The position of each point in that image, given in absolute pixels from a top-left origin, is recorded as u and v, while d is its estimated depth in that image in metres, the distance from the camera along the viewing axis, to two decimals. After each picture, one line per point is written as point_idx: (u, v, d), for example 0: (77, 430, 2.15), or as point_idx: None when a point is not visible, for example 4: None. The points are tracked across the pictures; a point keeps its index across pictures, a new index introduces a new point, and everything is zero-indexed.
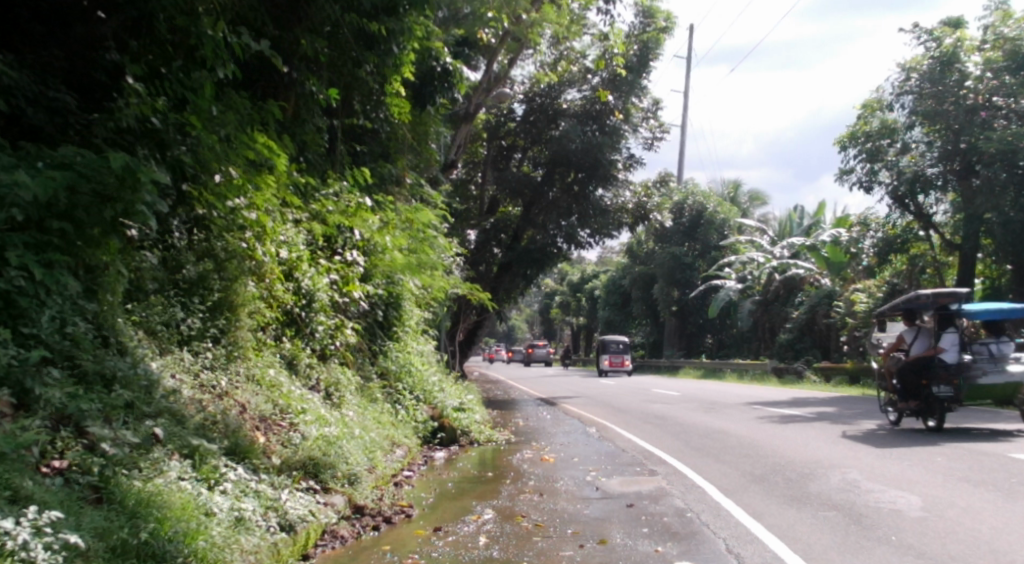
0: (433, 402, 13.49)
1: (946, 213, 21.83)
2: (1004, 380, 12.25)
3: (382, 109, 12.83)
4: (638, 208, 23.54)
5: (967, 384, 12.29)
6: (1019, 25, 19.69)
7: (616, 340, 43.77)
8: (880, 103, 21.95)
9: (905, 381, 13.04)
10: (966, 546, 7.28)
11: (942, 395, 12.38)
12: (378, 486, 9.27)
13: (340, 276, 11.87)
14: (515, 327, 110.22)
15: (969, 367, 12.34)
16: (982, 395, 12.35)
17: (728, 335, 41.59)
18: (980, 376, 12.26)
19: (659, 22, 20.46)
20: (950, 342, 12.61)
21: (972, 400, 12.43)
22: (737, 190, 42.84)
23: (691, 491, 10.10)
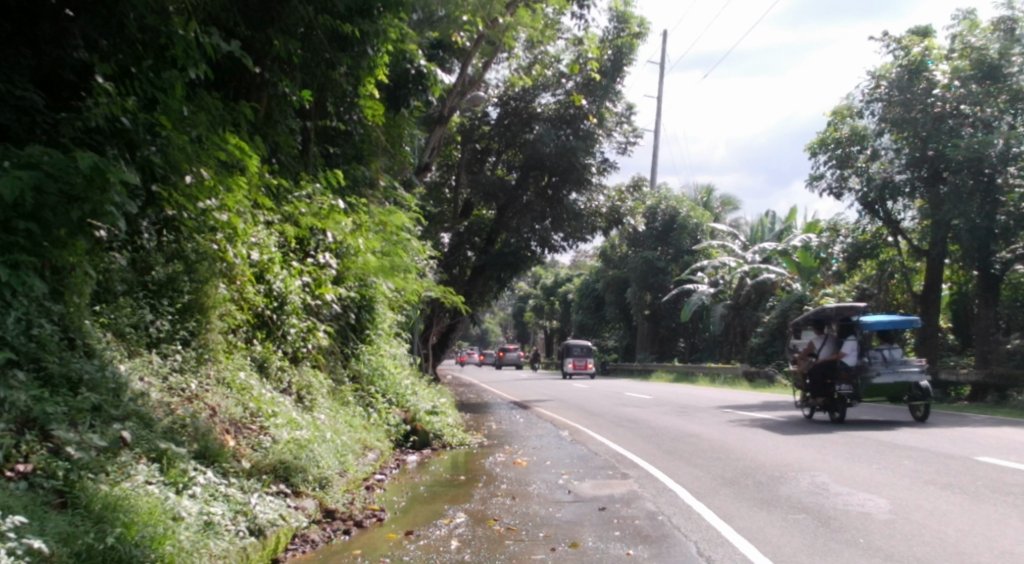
0: (406, 405, 13.43)
1: (914, 219, 22.12)
2: (897, 380, 13.90)
3: (356, 110, 12.84)
4: (612, 212, 23.29)
5: (865, 384, 13.98)
6: (985, 35, 20.04)
7: (580, 343, 44.58)
8: (850, 110, 22.25)
9: (814, 380, 14.67)
10: (932, 548, 7.38)
11: (844, 392, 14.12)
12: (349, 490, 9.23)
13: (312, 279, 11.79)
14: (489, 331, 110.09)
15: (867, 369, 14.02)
16: (879, 393, 14.01)
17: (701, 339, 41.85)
18: (875, 375, 13.92)
19: (633, 27, 20.31)
20: (851, 347, 14.30)
21: (870, 397, 14.12)
22: (709, 195, 43.14)
23: (663, 494, 10.16)
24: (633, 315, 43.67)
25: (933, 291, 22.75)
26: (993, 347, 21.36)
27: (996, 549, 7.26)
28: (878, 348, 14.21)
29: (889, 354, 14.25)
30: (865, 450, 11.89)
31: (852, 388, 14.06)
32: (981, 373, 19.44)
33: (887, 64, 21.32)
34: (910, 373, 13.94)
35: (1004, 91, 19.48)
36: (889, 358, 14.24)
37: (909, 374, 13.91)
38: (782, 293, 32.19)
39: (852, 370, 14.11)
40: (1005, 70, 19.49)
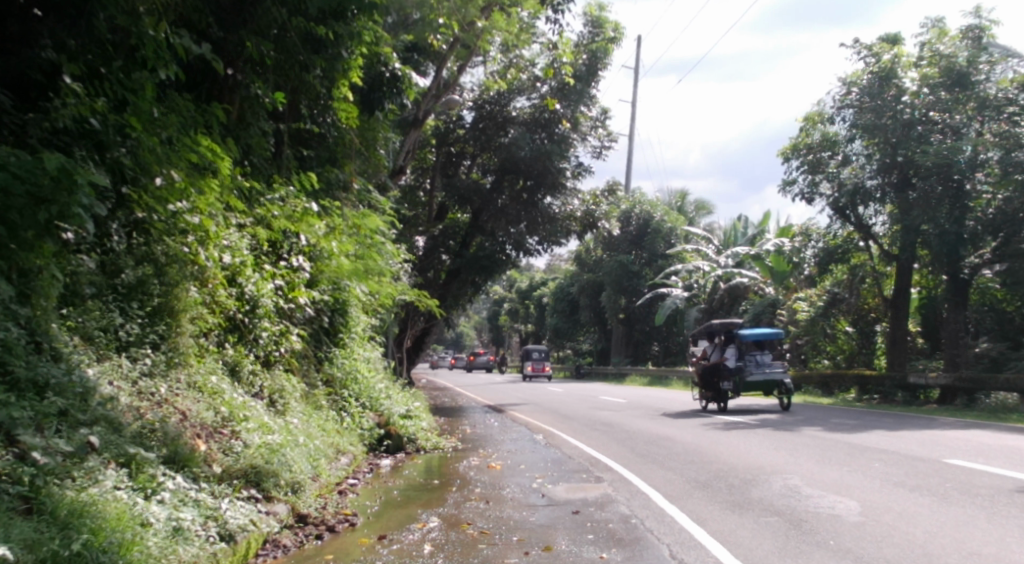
0: (379, 409, 13.38)
1: (885, 224, 22.29)
2: (765, 379, 17.94)
3: (329, 113, 12.75)
4: (587, 216, 23.38)
5: (742, 381, 17.96)
6: (953, 43, 20.36)
7: (540, 348, 46.11)
8: (822, 116, 22.47)
9: (705, 378, 18.53)
10: (901, 550, 7.45)
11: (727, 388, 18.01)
12: (321, 495, 9.19)
13: (285, 282, 11.71)
14: (463, 335, 110.02)
15: (743, 369, 18.00)
16: (752, 389, 18.01)
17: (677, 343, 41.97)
18: (749, 374, 17.92)
19: (607, 32, 20.50)
20: (732, 353, 18.23)
21: (746, 392, 18.11)
22: (683, 199, 43.45)
23: (636, 497, 10.20)
24: (608, 318, 43.73)
25: (902, 295, 23.04)
26: (962, 350, 21.61)
27: (964, 550, 7.35)
28: (752, 354, 18.23)
29: (760, 359, 18.29)
30: (836, 453, 12.00)
31: (733, 384, 18.01)
32: (950, 376, 19.66)
33: (858, 71, 21.52)
34: (776, 373, 18.00)
35: (972, 98, 19.87)
36: (761, 361, 18.27)
37: (775, 374, 17.87)
38: (755, 297, 32.46)
39: (733, 370, 18.09)
40: (973, 77, 19.97)
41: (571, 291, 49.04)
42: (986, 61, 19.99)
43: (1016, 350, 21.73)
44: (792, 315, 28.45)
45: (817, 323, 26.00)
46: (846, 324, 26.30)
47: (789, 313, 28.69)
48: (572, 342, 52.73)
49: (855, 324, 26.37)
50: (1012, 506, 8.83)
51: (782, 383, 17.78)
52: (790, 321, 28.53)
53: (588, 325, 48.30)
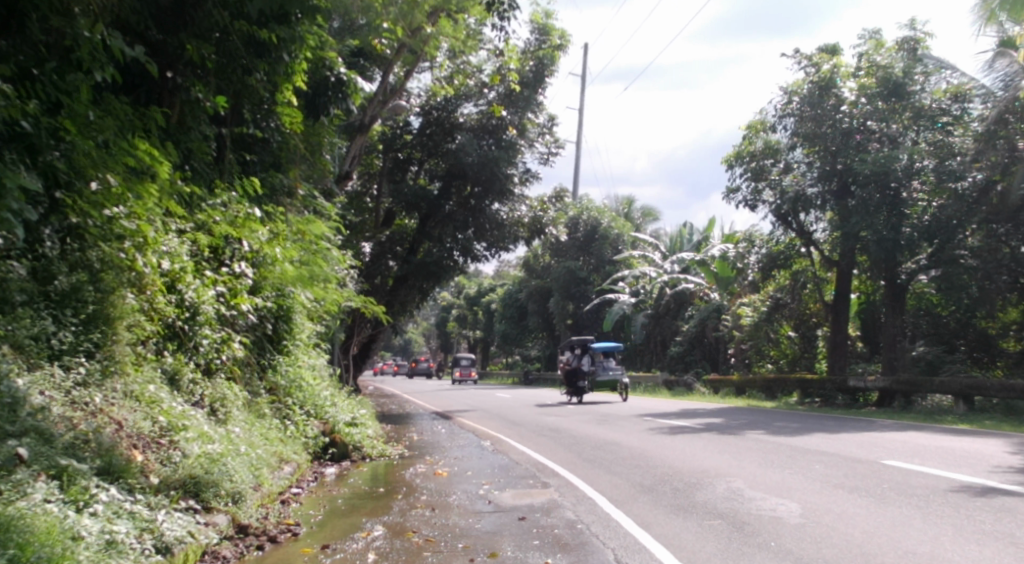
0: (324, 417, 13.25)
1: (825, 231, 22.82)
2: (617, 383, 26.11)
3: (273, 118, 12.61)
4: (535, 223, 23.50)
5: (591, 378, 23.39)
6: (890, 54, 20.98)
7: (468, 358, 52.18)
8: (764, 124, 22.90)
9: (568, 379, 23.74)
10: (839, 550, 7.58)
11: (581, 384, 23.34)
12: (263, 505, 9.05)
13: (227, 288, 11.46)
14: (412, 340, 109.86)
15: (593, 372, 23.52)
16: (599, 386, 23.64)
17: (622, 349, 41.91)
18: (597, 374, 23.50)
19: (554, 40, 20.84)
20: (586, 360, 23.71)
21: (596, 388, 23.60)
22: (630, 206, 43.89)
23: (582, 502, 10.23)
24: (556, 324, 43.93)
25: (842, 299, 23.44)
26: (899, 354, 22.18)
27: (900, 549, 7.51)
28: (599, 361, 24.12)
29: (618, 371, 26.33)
30: (778, 456, 12.18)
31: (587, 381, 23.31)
32: (888, 379, 20.04)
33: (799, 81, 22.02)
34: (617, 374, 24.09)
35: (907, 108, 20.43)
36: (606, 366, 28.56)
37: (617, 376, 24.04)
38: (702, 304, 33.01)
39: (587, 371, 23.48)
40: (909, 88, 20.46)
41: (519, 297, 49.13)
42: (920, 72, 20.54)
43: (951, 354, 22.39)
44: (736, 320, 28.91)
45: (761, 329, 26.13)
46: (788, 329, 26.74)
47: (733, 318, 29.15)
48: (521, 347, 52.81)
49: (797, 329, 26.95)
50: (947, 506, 9.04)
51: (621, 380, 23.75)
52: (734, 327, 28.99)
53: (536, 331, 48.41)
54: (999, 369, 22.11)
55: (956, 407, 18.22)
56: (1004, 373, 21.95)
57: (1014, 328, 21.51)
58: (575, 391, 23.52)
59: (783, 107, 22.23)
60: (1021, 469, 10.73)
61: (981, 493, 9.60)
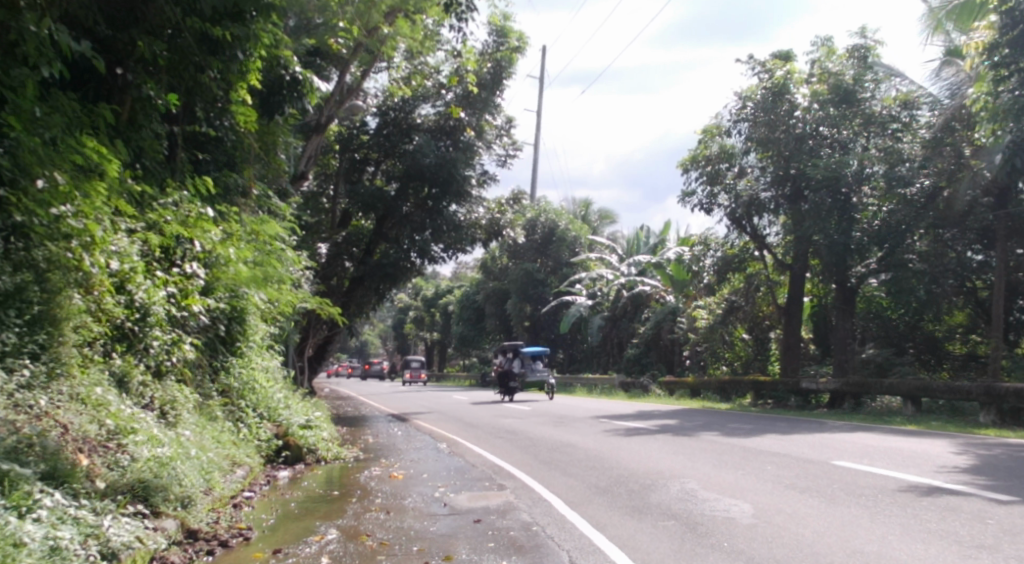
0: (277, 419, 13.12)
1: (779, 235, 23.10)
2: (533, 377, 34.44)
3: (227, 117, 12.39)
4: (492, 224, 23.61)
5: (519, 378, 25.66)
6: (841, 62, 21.31)
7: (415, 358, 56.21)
8: (719, 128, 23.09)
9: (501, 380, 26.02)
10: (789, 550, 7.67)
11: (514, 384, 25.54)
12: (214, 509, 8.91)
13: (178, 289, 11.26)
14: (368, 342, 109.22)
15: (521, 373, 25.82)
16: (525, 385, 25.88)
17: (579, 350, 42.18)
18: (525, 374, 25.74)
19: (512, 41, 20.63)
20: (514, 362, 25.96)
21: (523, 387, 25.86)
22: (587, 208, 44.15)
23: (538, 504, 10.24)
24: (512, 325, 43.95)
25: (795, 302, 23.82)
26: (849, 356, 22.58)
27: (849, 548, 7.62)
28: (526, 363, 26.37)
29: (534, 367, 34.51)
30: (731, 457, 12.33)
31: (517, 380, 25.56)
32: (839, 381, 20.36)
33: (753, 86, 22.22)
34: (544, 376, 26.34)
35: (858, 114, 20.83)
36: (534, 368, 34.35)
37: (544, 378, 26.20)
38: (657, 305, 33.20)
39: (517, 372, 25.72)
40: (859, 95, 20.89)
41: (477, 299, 49.05)
42: (871, 79, 20.96)
43: (900, 356, 22.85)
44: (692, 323, 29.21)
45: (716, 331, 26.31)
46: (743, 331, 27.10)
47: (688, 320, 29.45)
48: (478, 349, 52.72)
49: (751, 331, 27.31)
50: (894, 505, 9.21)
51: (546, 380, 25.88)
52: (689, 329, 29.29)
53: (494, 334, 48.39)
54: (945, 371, 22.63)
55: (904, 409, 18.52)
56: (950, 374, 22.46)
57: (960, 330, 22.12)
58: (508, 390, 25.71)
59: (739, 112, 22.43)
60: (965, 469, 11.00)
61: (927, 492, 9.81)
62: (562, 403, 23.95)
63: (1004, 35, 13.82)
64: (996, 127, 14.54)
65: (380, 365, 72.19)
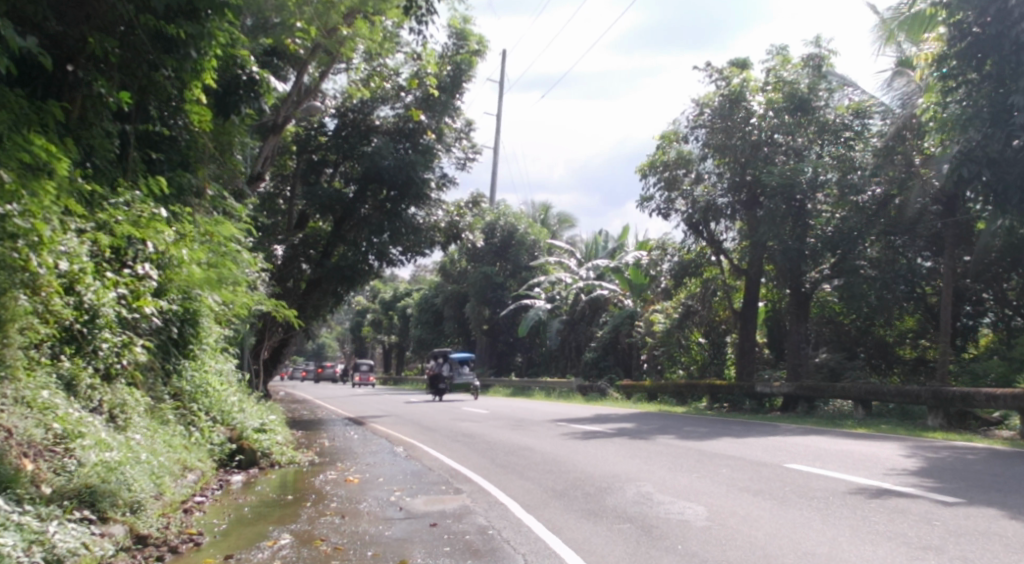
0: (231, 423, 12.94)
1: (734, 240, 23.59)
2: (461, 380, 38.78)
3: (180, 116, 12.29)
4: (451, 227, 23.56)
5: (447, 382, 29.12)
6: (795, 70, 21.61)
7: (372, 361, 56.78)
8: (677, 134, 23.26)
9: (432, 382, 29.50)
10: (742, 552, 7.74)
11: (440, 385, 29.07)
12: (164, 514, 8.77)
13: (129, 290, 11.06)
14: (325, 345, 108.57)
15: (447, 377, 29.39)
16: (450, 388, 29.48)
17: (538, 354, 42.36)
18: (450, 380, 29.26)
19: (472, 45, 20.83)
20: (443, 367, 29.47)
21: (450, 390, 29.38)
22: (547, 212, 44.39)
23: (494, 508, 10.24)
24: (471, 329, 43.95)
25: (750, 307, 24.12)
26: (802, 361, 22.98)
27: (799, 550, 7.72)
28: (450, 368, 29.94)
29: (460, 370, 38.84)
30: (686, 460, 12.43)
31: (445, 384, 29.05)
32: (792, 385, 20.65)
33: (710, 94, 22.51)
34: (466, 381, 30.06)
35: (813, 122, 21.18)
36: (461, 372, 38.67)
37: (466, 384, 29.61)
38: (615, 309, 33.52)
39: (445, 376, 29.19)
40: (814, 103, 21.21)
41: (435, 302, 48.91)
42: (824, 89, 21.36)
43: (852, 360, 23.23)
44: (649, 327, 29.39)
45: (672, 335, 26.64)
46: (699, 335, 27.36)
47: (646, 325, 29.67)
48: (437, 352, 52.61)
49: (707, 335, 27.42)
50: (845, 507, 9.35)
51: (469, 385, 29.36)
52: (647, 333, 29.65)
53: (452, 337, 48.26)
54: (895, 376, 23.14)
55: (856, 412, 18.82)
56: (900, 380, 22.96)
57: (909, 336, 22.59)
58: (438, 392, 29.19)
59: (696, 118, 22.67)
60: (913, 472, 11.21)
61: (876, 495, 9.98)
62: (520, 406, 24.04)
63: (951, 47, 14.08)
64: (944, 137, 14.90)
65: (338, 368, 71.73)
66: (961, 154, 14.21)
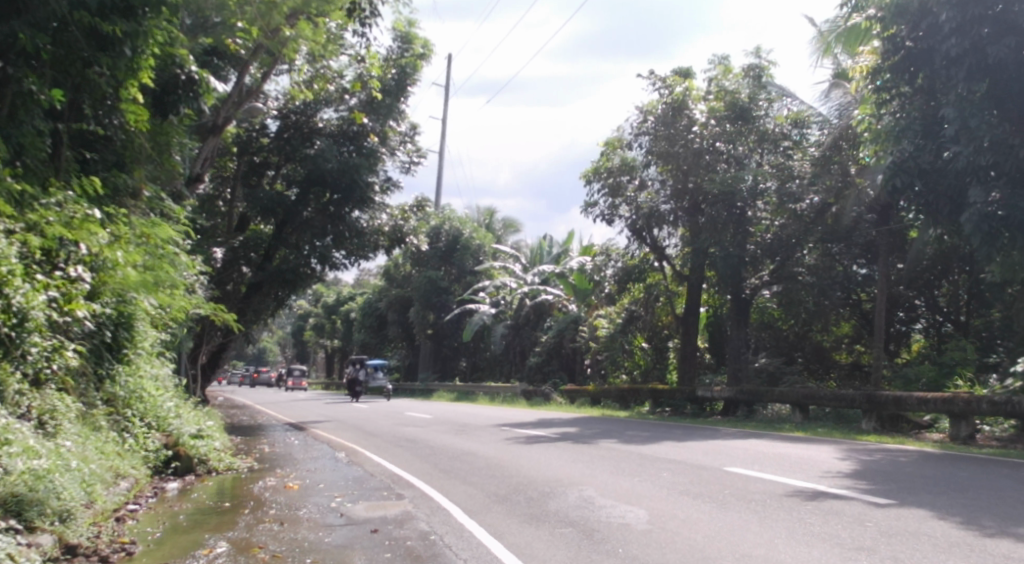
0: (167, 429, 12.66)
1: (676, 247, 23.83)
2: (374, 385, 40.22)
3: (116, 115, 12.01)
4: (395, 231, 23.37)
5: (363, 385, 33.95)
6: (737, 80, 22.06)
7: None
8: (621, 141, 23.42)
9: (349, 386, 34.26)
10: (682, 555, 7.83)
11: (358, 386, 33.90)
12: (95, 523, 8.51)
13: (61, 293, 10.69)
14: (267, 349, 107.06)
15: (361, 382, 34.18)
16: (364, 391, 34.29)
17: (481, 358, 42.32)
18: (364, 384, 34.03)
19: (416, 48, 20.85)
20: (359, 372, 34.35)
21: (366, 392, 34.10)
22: (491, 216, 44.47)
23: (436, 513, 10.19)
24: (415, 333, 43.73)
25: (692, 313, 24.45)
26: (743, 365, 22.97)
27: (737, 552, 7.83)
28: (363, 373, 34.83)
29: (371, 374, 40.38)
30: (629, 464, 12.54)
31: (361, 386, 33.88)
32: (732, 390, 20.79)
33: (653, 101, 22.60)
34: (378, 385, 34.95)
35: (753, 131, 21.64)
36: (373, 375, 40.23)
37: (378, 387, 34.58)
38: (560, 313, 33.52)
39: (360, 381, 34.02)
40: (754, 112, 21.61)
41: (379, 306, 48.58)
42: (765, 98, 21.83)
43: (789, 365, 23.81)
44: (593, 332, 29.91)
45: (615, 340, 27.14)
46: (642, 340, 27.60)
47: (591, 330, 30.25)
48: (380, 357, 52.17)
49: (650, 340, 27.79)
50: (781, 509, 9.53)
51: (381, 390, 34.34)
52: (591, 338, 30.01)
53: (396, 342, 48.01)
54: (831, 380, 23.66)
55: (794, 416, 19.11)
56: (836, 383, 23.48)
57: (846, 340, 23.52)
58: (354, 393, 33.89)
59: (641, 125, 22.74)
60: (847, 474, 11.47)
61: (811, 497, 10.19)
62: (463, 410, 24.06)
63: (886, 60, 14.60)
64: (878, 148, 15.38)
65: (279, 373, 70.76)
66: (894, 165, 14.36)
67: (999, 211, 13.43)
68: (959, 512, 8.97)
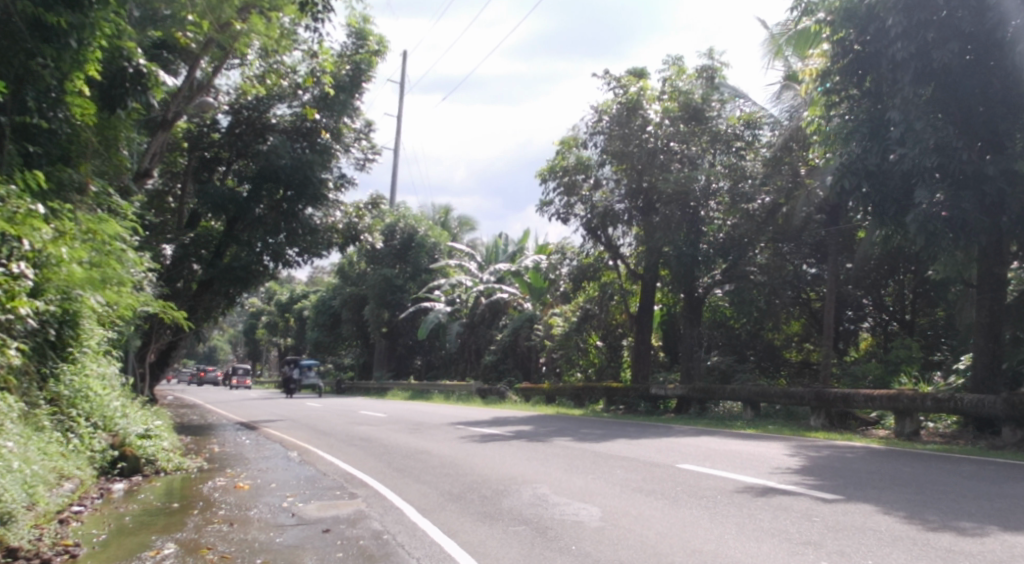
0: (114, 429, 12.42)
1: (631, 246, 23.87)
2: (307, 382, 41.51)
3: (61, 108, 11.72)
4: (349, 228, 23.23)
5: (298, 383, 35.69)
6: (690, 81, 22.29)
7: None
8: (576, 140, 23.50)
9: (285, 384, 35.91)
10: (634, 551, 7.90)
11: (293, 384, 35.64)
12: (36, 525, 8.32)
13: (4, 290, 10.36)
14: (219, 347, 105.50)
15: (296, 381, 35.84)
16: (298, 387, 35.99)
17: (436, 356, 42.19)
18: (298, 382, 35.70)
19: (371, 44, 20.64)
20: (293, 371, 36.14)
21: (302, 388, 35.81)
22: (447, 214, 44.36)
23: (389, 512, 10.15)
24: (369, 332, 43.48)
25: (647, 311, 24.64)
26: (695, 364, 23.25)
27: (688, 548, 7.92)
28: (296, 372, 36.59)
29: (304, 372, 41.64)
30: (582, 461, 12.60)
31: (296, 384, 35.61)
32: (685, 388, 21.16)
33: (608, 101, 22.67)
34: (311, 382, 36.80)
35: (706, 132, 21.92)
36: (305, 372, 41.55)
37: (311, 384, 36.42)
38: (515, 313, 33.73)
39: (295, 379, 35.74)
40: (707, 113, 21.99)
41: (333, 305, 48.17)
42: (718, 100, 22.18)
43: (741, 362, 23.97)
44: (548, 330, 30.01)
45: (570, 338, 27.53)
46: (596, 338, 27.89)
47: (546, 328, 30.32)
48: (333, 355, 51.77)
49: (605, 338, 27.99)
50: (731, 506, 9.65)
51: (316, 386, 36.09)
52: (546, 336, 30.10)
53: (349, 340, 47.69)
54: (781, 377, 24.10)
55: (744, 413, 19.32)
56: (786, 380, 23.94)
57: (796, 339, 24.39)
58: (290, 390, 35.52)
59: (596, 124, 22.85)
60: (796, 470, 11.65)
61: (761, 493, 10.34)
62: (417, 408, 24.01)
63: (836, 63, 14.94)
64: (829, 149, 15.65)
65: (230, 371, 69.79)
66: (842, 166, 14.77)
67: (942, 212, 13.75)
68: (903, 507, 9.17)
